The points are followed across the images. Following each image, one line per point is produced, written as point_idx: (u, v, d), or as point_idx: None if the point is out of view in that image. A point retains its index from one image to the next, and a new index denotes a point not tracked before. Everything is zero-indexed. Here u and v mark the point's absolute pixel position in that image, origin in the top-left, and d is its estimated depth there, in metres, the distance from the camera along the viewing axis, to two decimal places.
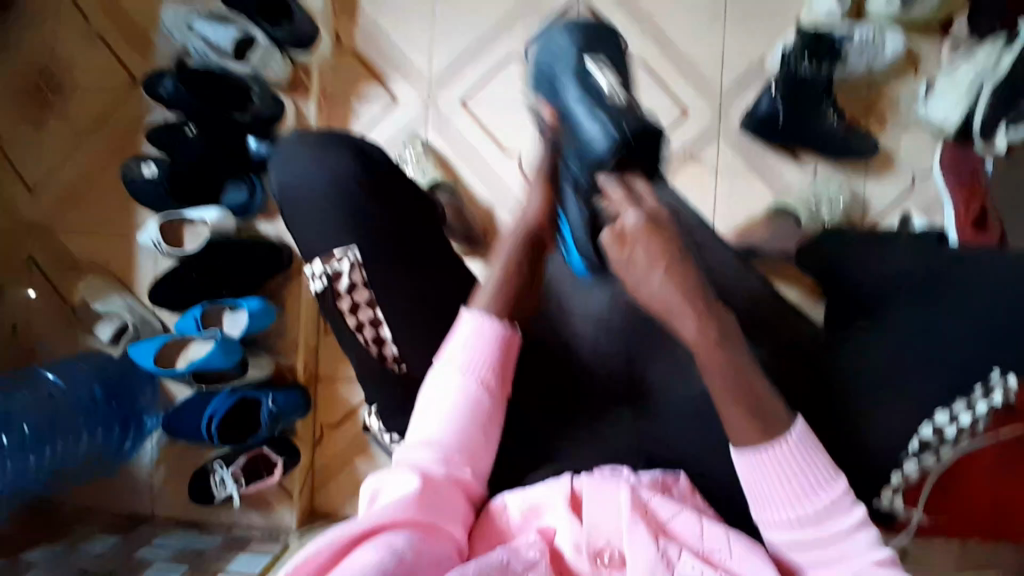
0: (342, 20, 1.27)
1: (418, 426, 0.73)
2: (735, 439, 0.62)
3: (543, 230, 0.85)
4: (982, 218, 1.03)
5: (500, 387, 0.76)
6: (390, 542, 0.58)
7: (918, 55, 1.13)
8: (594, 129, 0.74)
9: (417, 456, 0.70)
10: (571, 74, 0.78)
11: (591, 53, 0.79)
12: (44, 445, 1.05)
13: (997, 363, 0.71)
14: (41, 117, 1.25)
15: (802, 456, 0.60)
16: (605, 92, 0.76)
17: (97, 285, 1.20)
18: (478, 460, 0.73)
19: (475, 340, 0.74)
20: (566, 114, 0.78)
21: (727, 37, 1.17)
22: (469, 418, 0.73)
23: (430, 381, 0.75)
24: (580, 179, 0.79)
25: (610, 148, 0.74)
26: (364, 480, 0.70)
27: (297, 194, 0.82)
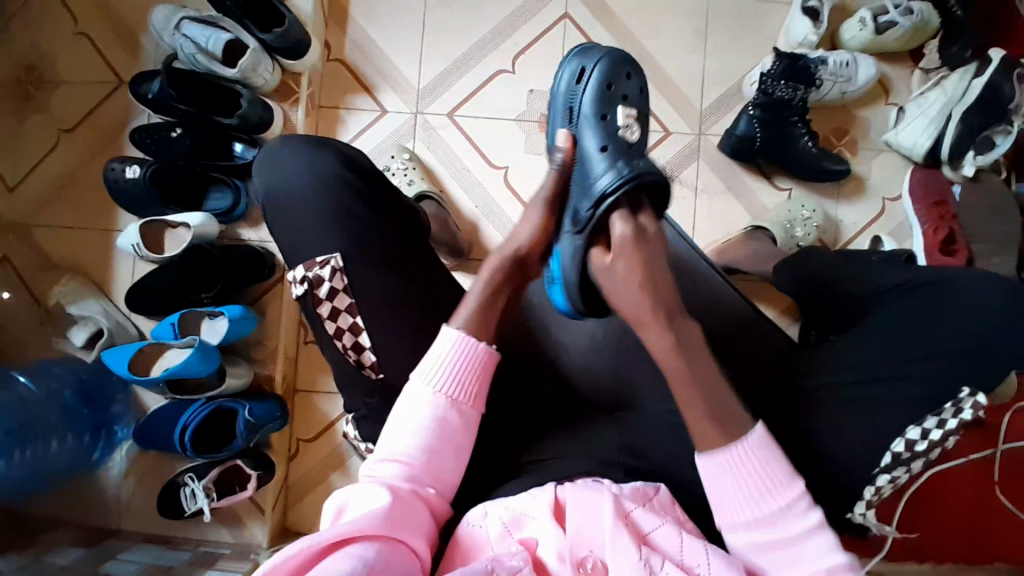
0: (333, 30, 1.27)
1: (389, 443, 0.69)
2: (700, 444, 0.66)
3: (527, 259, 0.74)
4: (950, 240, 1.13)
5: (474, 405, 0.72)
6: (354, 564, 0.55)
7: (890, 84, 1.23)
8: (605, 173, 0.65)
9: (385, 472, 0.68)
10: (596, 114, 0.70)
11: (622, 103, 0.70)
12: (15, 448, 1.00)
13: (965, 383, 0.78)
14: (23, 113, 1.23)
15: (760, 461, 0.65)
16: (630, 142, 0.68)
17: (71, 287, 1.18)
18: (450, 480, 0.70)
19: (449, 362, 0.70)
20: (584, 154, 0.69)
21: (709, 61, 1.24)
22: (441, 437, 0.69)
23: (402, 395, 0.71)
24: (581, 214, 0.66)
25: (615, 186, 0.63)
26: (330, 494, 0.66)
27: (275, 199, 0.79)
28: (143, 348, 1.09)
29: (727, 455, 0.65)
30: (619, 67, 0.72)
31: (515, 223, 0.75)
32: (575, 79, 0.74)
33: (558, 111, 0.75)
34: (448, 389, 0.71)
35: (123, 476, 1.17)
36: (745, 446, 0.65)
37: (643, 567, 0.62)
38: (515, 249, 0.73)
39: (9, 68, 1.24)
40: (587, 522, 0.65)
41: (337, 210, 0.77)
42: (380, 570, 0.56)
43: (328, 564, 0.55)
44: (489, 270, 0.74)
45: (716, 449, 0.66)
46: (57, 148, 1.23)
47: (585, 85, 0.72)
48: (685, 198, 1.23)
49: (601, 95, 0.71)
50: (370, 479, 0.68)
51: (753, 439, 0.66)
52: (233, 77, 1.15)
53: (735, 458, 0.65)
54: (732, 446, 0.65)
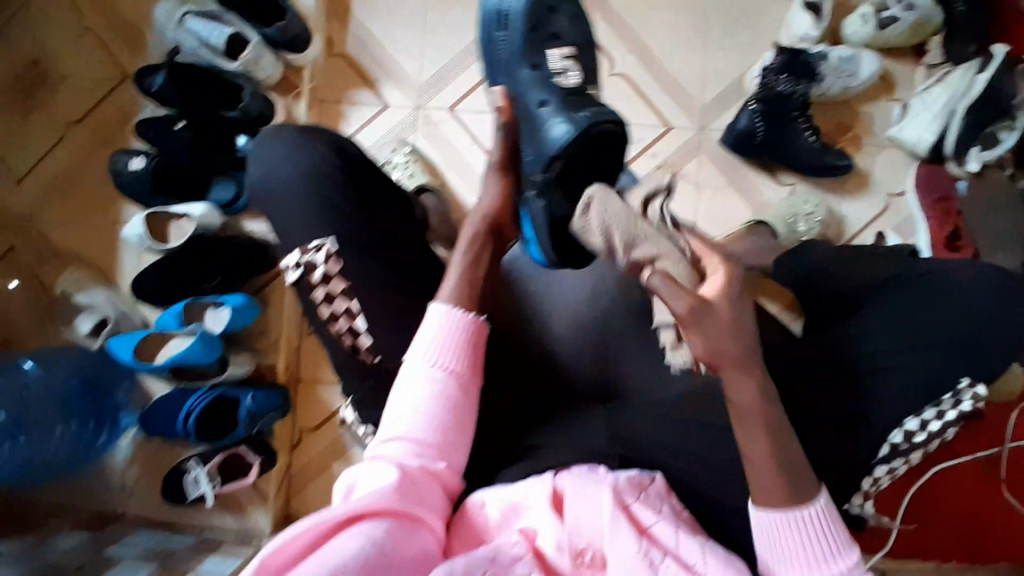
0: (335, 25, 1.28)
1: (393, 422, 0.69)
2: (758, 497, 0.64)
3: (501, 221, 0.81)
4: (954, 236, 1.14)
5: (473, 379, 0.73)
6: (366, 540, 0.56)
7: (893, 78, 1.22)
8: (555, 115, 0.73)
9: (394, 449, 0.68)
10: (526, 64, 0.78)
11: (552, 42, 0.79)
12: (16, 433, 1.04)
13: (966, 374, 0.78)
14: (32, 107, 1.26)
15: (823, 526, 0.63)
16: (568, 86, 0.76)
17: (78, 277, 1.20)
18: (459, 456, 0.70)
19: (445, 329, 0.72)
20: (521, 101, 0.77)
21: (708, 56, 1.24)
22: (445, 414, 0.69)
23: (406, 372, 0.71)
24: (534, 175, 0.75)
25: (567, 142, 0.71)
26: (341, 472, 0.66)
27: (273, 187, 0.80)
28: (146, 337, 1.10)
29: (792, 521, 0.63)
30: (540, 13, 0.79)
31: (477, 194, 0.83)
32: (497, 23, 0.82)
33: (498, 59, 0.82)
34: (447, 363, 0.71)
35: (128, 463, 1.18)
36: (815, 514, 0.63)
37: (641, 557, 0.62)
38: (484, 216, 0.81)
39: (20, 64, 1.26)
40: (584, 513, 0.65)
41: (333, 198, 0.78)
42: (391, 549, 0.56)
43: (342, 541, 0.55)
44: (467, 236, 0.79)
45: (779, 505, 0.63)
46: (63, 141, 1.25)
47: (511, 30, 0.80)
48: (686, 193, 1.23)
49: (528, 40, 0.79)
50: (377, 456, 0.68)
51: (821, 508, 0.63)
52: (236, 71, 1.17)
53: (798, 523, 0.63)
54: (798, 514, 0.63)
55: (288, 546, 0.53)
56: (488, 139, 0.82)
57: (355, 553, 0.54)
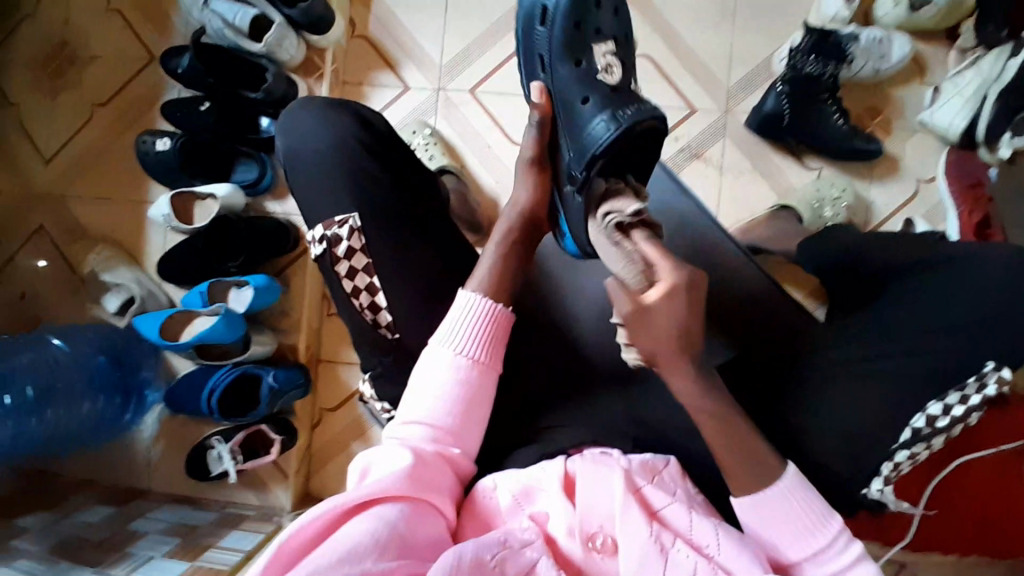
0: (358, 7, 1.27)
1: (411, 405, 0.69)
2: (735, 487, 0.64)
3: (538, 216, 0.79)
4: (984, 224, 1.10)
5: (494, 364, 0.72)
6: (381, 524, 0.56)
7: (925, 63, 1.19)
8: (598, 113, 0.69)
9: (410, 434, 0.68)
10: (568, 59, 0.73)
11: (595, 38, 0.74)
12: (44, 407, 1.05)
13: (991, 359, 0.76)
14: (59, 87, 1.28)
15: (793, 504, 0.63)
16: (610, 84, 0.71)
17: (106, 257, 1.22)
18: (474, 440, 0.70)
19: (472, 318, 0.71)
20: (559, 95, 0.73)
21: (735, 37, 1.22)
22: (464, 398, 0.69)
23: (425, 356, 0.71)
24: (574, 172, 0.71)
25: (610, 137, 0.67)
26: (354, 456, 0.65)
27: (296, 163, 0.81)
28: (172, 315, 1.11)
29: (759, 502, 0.63)
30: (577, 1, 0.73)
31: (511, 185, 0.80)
32: (539, 19, 0.75)
33: (535, 54, 0.77)
34: (470, 350, 0.71)
35: (153, 439, 1.21)
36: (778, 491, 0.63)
37: (652, 541, 0.62)
38: (519, 209, 0.79)
39: (46, 44, 1.28)
40: (596, 498, 0.65)
41: (354, 174, 0.79)
42: (405, 534, 0.57)
43: (355, 525, 0.55)
44: (500, 232, 0.78)
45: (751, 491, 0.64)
46: (91, 122, 1.27)
47: (550, 25, 0.74)
48: (710, 177, 1.21)
49: (570, 35, 0.73)
50: (393, 440, 0.68)
51: (788, 483, 0.63)
52: (259, 52, 1.17)
53: (769, 501, 0.63)
54: (767, 491, 0.63)
55: (300, 533, 0.54)
56: (525, 136, 0.78)
57: (368, 537, 0.54)
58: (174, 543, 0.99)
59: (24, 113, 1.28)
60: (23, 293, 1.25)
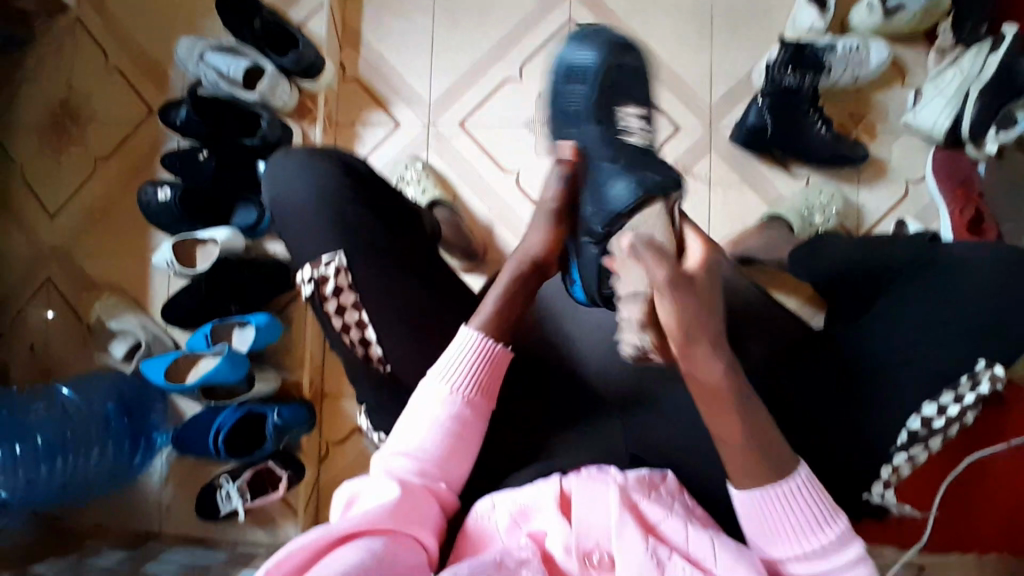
0: (347, 51, 1.32)
1: (400, 439, 0.70)
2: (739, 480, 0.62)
3: (547, 264, 0.80)
4: (977, 221, 1.10)
5: (485, 402, 0.73)
6: (366, 550, 0.56)
7: (905, 66, 1.21)
8: (619, 179, 0.68)
9: (396, 465, 0.68)
10: (593, 120, 0.73)
11: (623, 100, 0.73)
12: (54, 456, 1.09)
13: (982, 355, 0.76)
14: (63, 144, 1.33)
15: (800, 497, 0.61)
16: (632, 145, 0.71)
17: (112, 304, 1.25)
18: (459, 475, 0.71)
19: (467, 354, 0.73)
20: (589, 154, 0.72)
21: (714, 54, 1.24)
22: (454, 434, 0.70)
23: (417, 391, 0.72)
24: (593, 228, 0.71)
25: (631, 202, 0.66)
26: (338, 488, 0.66)
27: (283, 212, 0.83)
28: (177, 358, 1.14)
29: (760, 498, 0.61)
30: (609, 73, 0.74)
31: (524, 232, 0.80)
32: (568, 77, 0.76)
33: (563, 111, 0.75)
34: (462, 388, 0.72)
35: (164, 481, 1.22)
36: (785, 489, 0.61)
37: (649, 555, 0.62)
38: (529, 257, 0.79)
39: (48, 105, 1.34)
40: (592, 514, 0.65)
41: (344, 212, 0.81)
42: (390, 560, 0.57)
43: (342, 553, 0.55)
44: (510, 272, 0.78)
45: (754, 489, 0.61)
46: (95, 175, 1.31)
47: (583, 84, 0.74)
48: (699, 192, 1.23)
49: (599, 98, 0.73)
50: (380, 472, 0.68)
51: (795, 481, 0.61)
52: (254, 100, 1.22)
53: (770, 498, 0.61)
54: (770, 488, 0.61)
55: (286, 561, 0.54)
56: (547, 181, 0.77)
57: (356, 563, 0.54)
58: None
59: (30, 170, 1.33)
60: (33, 345, 1.28)
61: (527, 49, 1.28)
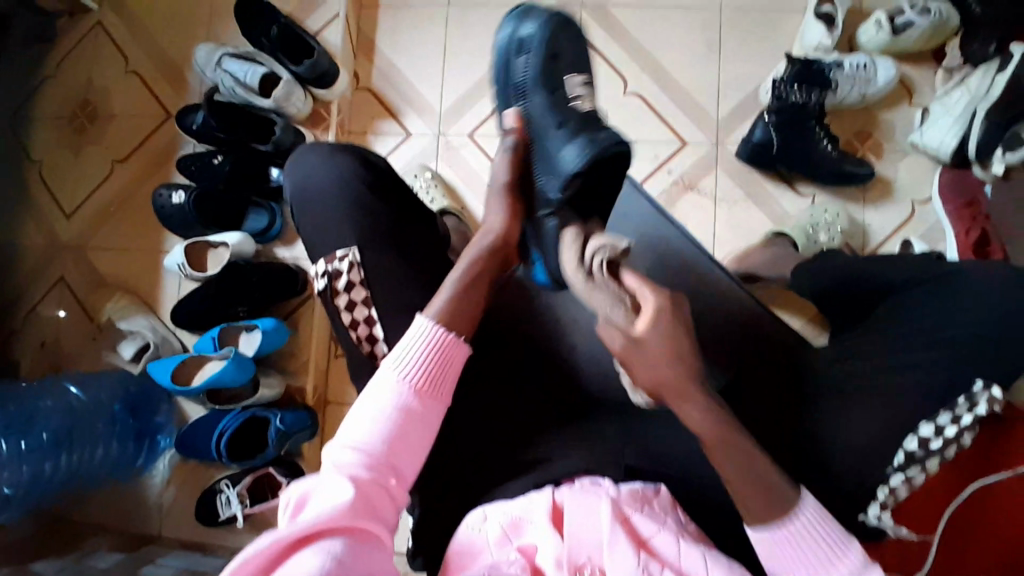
0: (361, 61, 1.34)
1: (350, 431, 0.67)
2: (750, 519, 0.62)
3: (509, 246, 0.82)
4: (982, 243, 1.10)
5: (441, 399, 0.71)
6: (325, 557, 0.54)
7: (911, 85, 1.22)
8: (567, 143, 0.75)
9: (344, 459, 0.65)
10: (542, 87, 0.80)
11: (570, 70, 0.81)
12: (61, 450, 1.10)
13: (979, 376, 0.77)
14: (79, 145, 1.35)
15: (815, 530, 0.61)
16: (584, 109, 0.78)
17: (123, 305, 1.27)
18: (414, 473, 0.68)
19: (421, 345, 0.70)
20: (535, 124, 0.80)
21: (723, 70, 1.26)
22: (407, 429, 0.67)
23: (369, 383, 0.70)
24: (549, 195, 0.77)
25: (581, 158, 0.72)
26: (284, 489, 0.62)
27: (298, 204, 0.85)
28: (185, 360, 1.15)
29: (777, 536, 0.61)
30: (553, 42, 0.82)
31: (483, 216, 0.83)
32: (516, 51, 0.83)
33: (513, 84, 0.83)
34: (415, 381, 0.69)
35: (166, 483, 1.23)
36: (800, 524, 0.61)
37: (639, 571, 0.62)
38: (493, 236, 0.81)
39: (66, 105, 1.36)
40: (584, 526, 0.66)
41: (357, 210, 0.83)
42: (349, 565, 0.55)
43: (302, 558, 0.54)
44: (471, 257, 0.78)
45: (768, 525, 0.61)
46: (109, 177, 1.34)
47: (528, 55, 0.82)
48: (704, 207, 1.23)
49: (546, 68, 0.81)
50: (329, 467, 0.65)
51: (806, 513, 0.61)
52: (268, 107, 1.24)
53: (787, 536, 0.61)
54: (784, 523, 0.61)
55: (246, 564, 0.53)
56: (499, 163, 0.82)
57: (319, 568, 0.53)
58: None
59: (47, 171, 1.35)
60: (42, 342, 1.30)
61: None
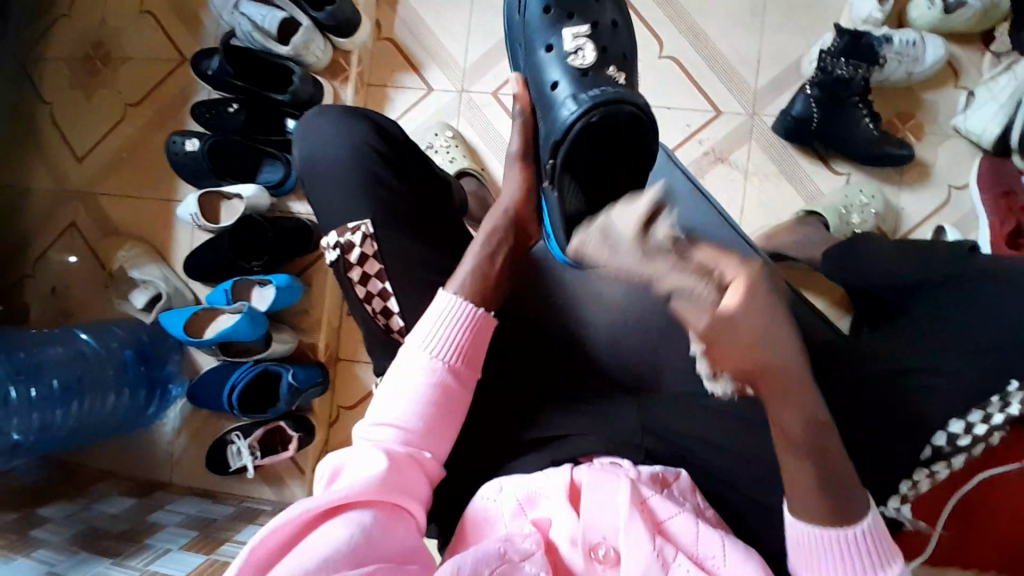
0: (383, 10, 1.29)
1: (381, 408, 0.68)
2: (794, 504, 0.62)
3: (521, 217, 0.80)
4: (1017, 234, 1.04)
5: (471, 374, 0.71)
6: (355, 529, 0.56)
7: (960, 66, 1.15)
8: (564, 112, 0.72)
9: (380, 436, 0.67)
10: (542, 44, 0.77)
11: (571, 22, 0.77)
12: (70, 399, 1.11)
13: (1014, 376, 0.73)
14: (91, 87, 1.32)
15: (866, 546, 0.61)
16: (582, 68, 0.74)
17: (135, 254, 1.25)
18: (446, 445, 0.69)
19: (451, 321, 0.71)
20: (535, 82, 0.77)
21: (763, 38, 1.19)
22: (439, 406, 0.68)
23: (400, 359, 0.70)
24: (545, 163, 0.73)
25: (575, 118, 0.69)
26: (322, 460, 0.65)
27: (313, 173, 0.83)
28: (196, 313, 1.14)
29: (828, 536, 0.61)
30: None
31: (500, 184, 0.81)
32: (516, 7, 0.80)
33: (516, 41, 0.80)
34: (445, 355, 0.70)
35: (177, 432, 1.24)
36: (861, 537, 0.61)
37: (655, 555, 0.61)
38: (507, 208, 0.80)
39: (78, 44, 1.32)
40: (599, 506, 0.64)
41: (373, 181, 0.81)
42: (379, 538, 0.57)
43: (330, 528, 0.56)
44: (488, 226, 0.78)
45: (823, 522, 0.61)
46: (122, 123, 1.30)
47: (526, 11, 0.78)
48: (733, 181, 1.19)
49: (545, 21, 0.77)
50: (363, 443, 0.67)
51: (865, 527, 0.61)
52: (287, 55, 1.18)
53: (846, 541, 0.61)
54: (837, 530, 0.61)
55: (278, 530, 0.55)
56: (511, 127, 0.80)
57: (345, 540, 0.55)
58: (190, 536, 1.00)
59: (59, 113, 1.32)
60: (54, 288, 1.29)
61: None
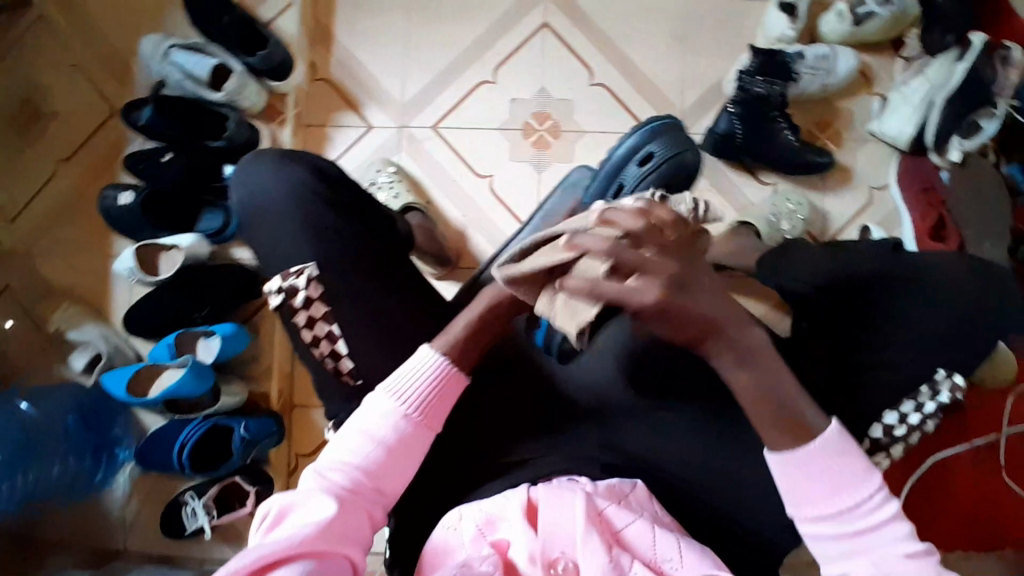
0: (318, 51, 1.28)
1: (335, 450, 0.67)
2: (768, 442, 0.62)
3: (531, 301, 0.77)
4: (939, 226, 1.13)
5: (432, 425, 0.70)
6: None
7: (873, 74, 1.23)
8: None
9: (331, 477, 0.65)
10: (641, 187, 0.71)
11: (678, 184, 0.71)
12: (17, 473, 1.07)
13: (942, 365, 0.81)
14: (16, 144, 1.27)
15: (833, 457, 0.60)
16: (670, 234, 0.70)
17: (72, 313, 1.20)
18: (396, 491, 0.68)
19: (422, 374, 0.69)
20: None
21: (687, 59, 1.25)
22: (395, 455, 0.67)
23: (363, 402, 0.69)
24: None
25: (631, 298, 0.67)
26: (266, 498, 0.63)
27: (252, 217, 0.82)
28: (139, 370, 1.10)
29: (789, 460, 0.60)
30: None
31: None
32: None
33: None
34: (414, 411, 0.68)
35: (127, 497, 1.18)
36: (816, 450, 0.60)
37: (611, 564, 0.62)
38: None
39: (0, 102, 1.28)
40: (559, 523, 0.64)
41: (315, 225, 0.80)
42: None
43: None
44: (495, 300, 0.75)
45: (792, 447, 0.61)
46: (52, 179, 1.26)
47: None
48: None
49: None
50: (313, 483, 0.65)
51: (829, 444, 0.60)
52: (220, 101, 1.19)
53: (807, 459, 0.60)
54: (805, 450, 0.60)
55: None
56: None
57: None
58: None
59: None
60: None
61: (503, 52, 1.27)
